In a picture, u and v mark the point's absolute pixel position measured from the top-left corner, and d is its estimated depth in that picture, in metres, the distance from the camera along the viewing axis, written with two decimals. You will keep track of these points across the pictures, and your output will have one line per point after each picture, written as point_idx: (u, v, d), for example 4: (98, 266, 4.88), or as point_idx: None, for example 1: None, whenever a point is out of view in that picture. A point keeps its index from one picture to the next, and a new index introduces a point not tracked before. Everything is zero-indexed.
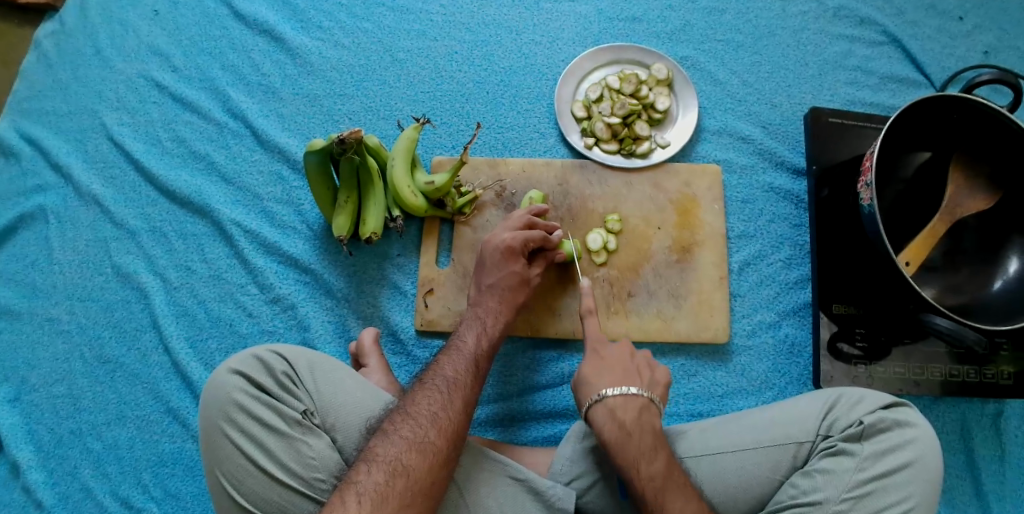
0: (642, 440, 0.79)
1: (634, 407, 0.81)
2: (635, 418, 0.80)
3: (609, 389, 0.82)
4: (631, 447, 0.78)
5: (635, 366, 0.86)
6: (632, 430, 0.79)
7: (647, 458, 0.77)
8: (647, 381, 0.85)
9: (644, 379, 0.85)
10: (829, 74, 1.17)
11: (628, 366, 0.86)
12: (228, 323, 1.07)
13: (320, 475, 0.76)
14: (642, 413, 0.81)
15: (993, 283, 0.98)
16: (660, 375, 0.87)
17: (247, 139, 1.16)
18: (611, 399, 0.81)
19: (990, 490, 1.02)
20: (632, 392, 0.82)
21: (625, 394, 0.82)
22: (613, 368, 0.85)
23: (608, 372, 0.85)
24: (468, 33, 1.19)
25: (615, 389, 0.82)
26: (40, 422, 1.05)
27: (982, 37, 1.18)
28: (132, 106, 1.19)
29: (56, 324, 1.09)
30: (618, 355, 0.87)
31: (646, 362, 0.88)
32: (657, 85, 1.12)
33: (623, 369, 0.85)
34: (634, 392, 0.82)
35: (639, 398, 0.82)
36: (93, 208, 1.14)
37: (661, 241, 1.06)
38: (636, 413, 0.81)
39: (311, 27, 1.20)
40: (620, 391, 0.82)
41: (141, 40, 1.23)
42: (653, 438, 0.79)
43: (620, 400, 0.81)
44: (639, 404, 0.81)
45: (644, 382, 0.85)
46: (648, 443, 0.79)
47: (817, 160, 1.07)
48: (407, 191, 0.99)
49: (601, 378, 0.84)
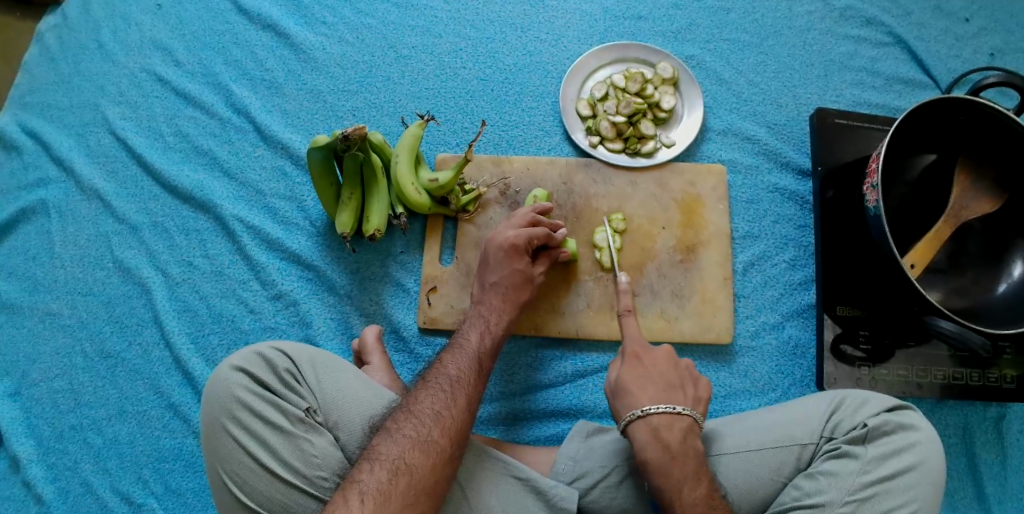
0: (686, 464, 0.78)
1: (679, 427, 0.81)
2: (680, 441, 0.80)
3: (654, 406, 0.81)
4: (674, 471, 0.78)
5: (679, 382, 0.86)
6: (676, 452, 0.79)
7: (689, 484, 0.77)
8: (691, 398, 0.85)
9: (687, 396, 0.85)
10: (834, 75, 1.16)
11: (672, 381, 0.85)
12: (229, 320, 1.06)
13: (322, 474, 0.76)
14: (687, 435, 0.81)
15: (997, 286, 0.98)
16: (702, 391, 0.87)
17: (250, 134, 1.15)
18: (655, 417, 0.81)
19: (991, 493, 1.02)
20: (679, 411, 0.82)
21: (671, 414, 0.81)
22: (657, 383, 0.85)
23: (651, 386, 0.84)
24: (473, 30, 1.19)
25: (661, 406, 0.82)
26: (40, 417, 1.05)
27: (988, 39, 1.17)
28: (134, 100, 1.19)
29: (56, 318, 1.09)
30: (661, 367, 0.87)
31: (688, 375, 0.88)
32: (662, 83, 1.12)
33: (666, 384, 0.85)
34: (681, 410, 0.82)
35: (685, 418, 0.82)
36: (94, 203, 1.14)
37: (666, 241, 1.06)
38: (682, 435, 0.80)
39: (315, 22, 1.20)
40: (665, 409, 0.81)
41: (144, 34, 1.22)
42: (696, 462, 0.79)
43: (666, 419, 0.81)
44: (685, 426, 0.81)
45: (688, 400, 0.84)
46: (690, 471, 0.78)
47: (821, 161, 1.07)
48: (411, 188, 0.99)
49: (645, 393, 0.84)
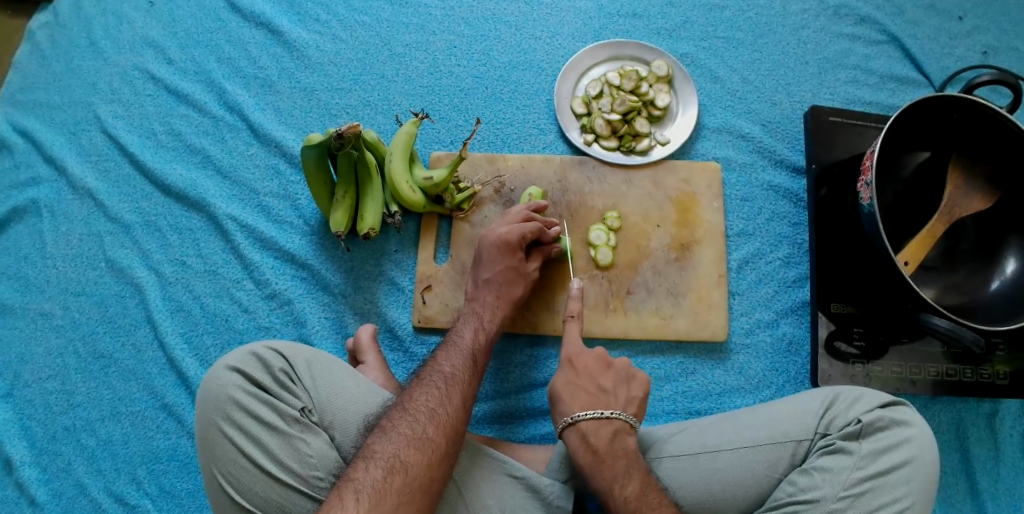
0: (617, 463, 0.79)
1: (607, 430, 0.82)
2: (607, 443, 0.81)
3: (582, 412, 0.82)
4: (606, 472, 0.79)
5: (611, 385, 0.86)
6: (604, 453, 0.80)
7: (620, 481, 0.78)
8: (622, 400, 0.85)
9: (619, 398, 0.85)
10: (829, 72, 1.17)
11: (603, 385, 0.86)
12: (223, 319, 1.06)
13: (318, 473, 0.76)
14: (616, 438, 0.81)
15: (990, 283, 0.99)
16: (636, 390, 0.87)
17: (243, 132, 1.14)
18: (584, 423, 0.82)
19: (985, 489, 1.02)
20: (608, 415, 0.82)
21: (597, 419, 0.82)
22: (587, 389, 0.85)
23: (581, 392, 0.85)
24: (467, 27, 1.18)
25: (591, 412, 0.82)
26: (33, 418, 1.04)
27: (981, 37, 1.18)
28: (126, 99, 1.18)
29: (49, 319, 1.08)
30: (594, 371, 0.87)
31: (623, 374, 0.87)
32: (657, 81, 1.11)
33: (597, 389, 0.85)
34: (608, 415, 0.82)
35: (613, 422, 0.82)
36: (87, 202, 1.13)
37: (660, 238, 1.06)
38: (610, 437, 0.81)
39: (309, 20, 1.19)
40: (593, 415, 0.82)
41: (136, 31, 1.21)
42: (627, 461, 0.80)
43: (593, 425, 0.81)
44: (613, 429, 0.82)
45: (619, 402, 0.84)
46: (623, 467, 0.79)
47: (816, 159, 1.08)
48: (405, 187, 0.98)
49: (576, 398, 0.84)
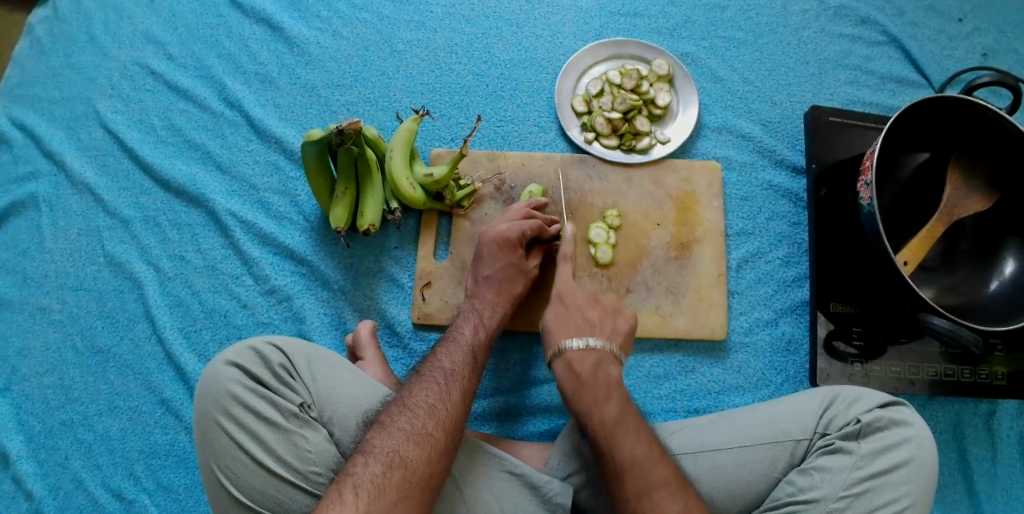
0: (598, 388, 0.80)
1: (591, 360, 0.83)
2: (591, 370, 0.82)
3: (569, 341, 0.85)
4: (586, 395, 0.80)
5: (597, 318, 0.89)
6: (586, 380, 0.81)
7: (600, 404, 0.79)
8: (607, 332, 0.87)
9: (605, 331, 0.87)
10: (829, 73, 1.17)
11: (589, 318, 0.88)
12: (222, 315, 1.06)
13: (317, 469, 0.76)
14: (599, 365, 0.83)
15: (989, 284, 0.99)
16: (622, 325, 0.90)
17: (243, 128, 1.14)
18: (571, 351, 0.84)
19: (982, 489, 1.02)
20: (593, 345, 0.84)
21: (583, 346, 0.84)
22: (574, 322, 0.88)
23: (568, 324, 0.88)
24: (468, 25, 1.18)
25: (578, 341, 0.85)
26: (31, 412, 1.04)
27: (981, 39, 1.18)
28: (126, 94, 1.18)
29: (46, 313, 1.08)
30: (582, 306, 0.90)
31: (610, 312, 0.91)
32: (658, 80, 1.11)
33: (584, 321, 0.88)
34: (593, 344, 0.84)
35: (598, 351, 0.84)
36: (86, 197, 1.13)
37: (660, 236, 1.06)
38: (593, 365, 0.83)
39: (310, 16, 1.19)
40: (579, 344, 0.84)
41: (136, 26, 1.21)
42: (607, 387, 0.81)
43: (579, 353, 0.83)
44: (597, 357, 0.84)
45: (604, 332, 0.87)
46: (603, 392, 0.80)
47: (816, 159, 1.08)
48: (405, 183, 0.98)
49: (564, 331, 0.87)
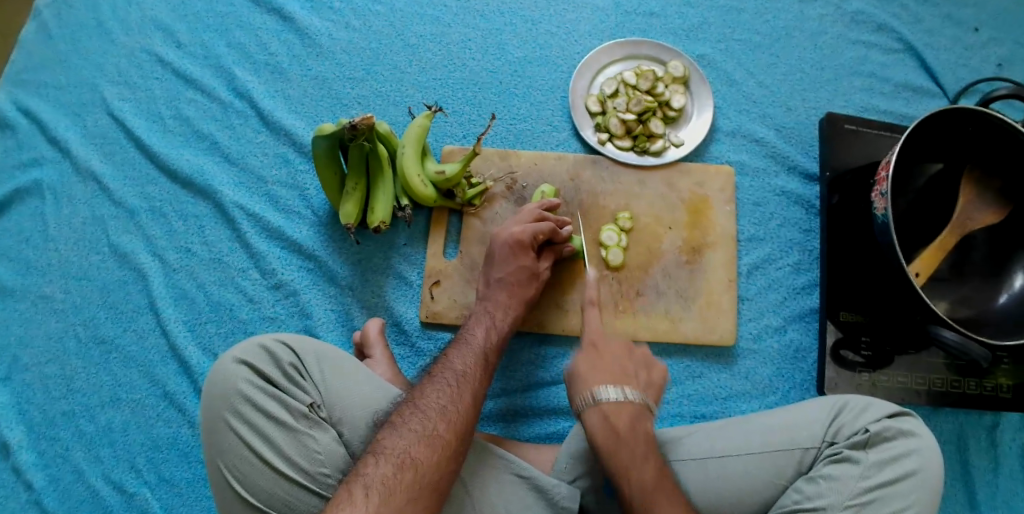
0: (635, 448, 0.77)
1: (625, 340, 0.87)
2: (628, 427, 0.78)
3: (610, 322, 0.88)
4: (623, 454, 0.77)
5: (632, 369, 0.84)
6: (623, 436, 0.78)
7: (637, 466, 0.76)
8: (642, 385, 0.83)
9: (640, 382, 0.84)
10: (845, 79, 1.16)
11: (627, 369, 0.84)
12: (227, 308, 1.05)
13: (326, 470, 0.75)
14: (638, 421, 0.80)
15: (998, 296, 0.99)
16: (656, 378, 0.85)
17: (252, 119, 1.13)
18: (606, 403, 0.79)
19: (984, 501, 1.03)
20: (630, 329, 0.88)
21: (622, 328, 0.88)
22: (609, 370, 0.83)
23: (600, 372, 0.83)
24: (483, 20, 1.17)
25: (614, 323, 0.88)
26: (32, 402, 1.03)
27: (997, 50, 1.18)
28: (133, 81, 1.16)
29: (49, 302, 1.07)
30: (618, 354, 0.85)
31: (643, 362, 0.86)
32: (673, 82, 1.11)
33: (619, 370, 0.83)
34: (633, 329, 0.88)
35: (635, 335, 0.88)
36: (91, 185, 1.11)
37: (671, 241, 1.05)
38: (626, 348, 0.86)
39: (322, 8, 1.18)
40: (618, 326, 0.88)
41: (145, 13, 1.19)
42: (646, 446, 0.78)
43: (617, 333, 0.87)
44: (633, 341, 0.88)
45: (640, 386, 0.83)
46: (641, 450, 0.77)
47: (830, 166, 1.07)
48: (416, 180, 0.98)
49: (602, 309, 0.91)
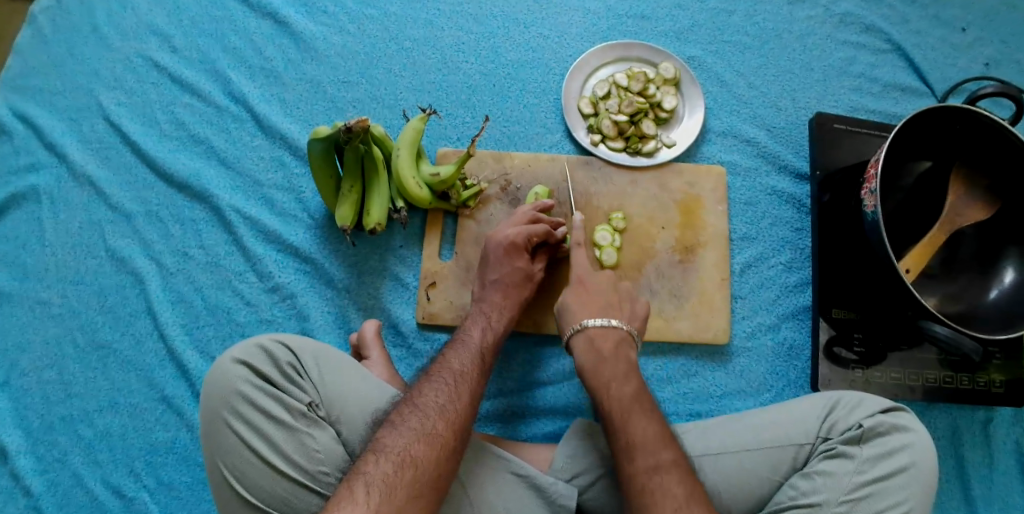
0: (617, 367, 0.86)
1: (613, 337, 0.89)
2: (612, 348, 0.88)
3: (591, 320, 0.90)
4: (605, 371, 0.85)
5: (619, 301, 0.94)
6: (607, 356, 0.87)
7: (618, 381, 0.84)
8: (628, 315, 0.92)
9: (625, 313, 0.92)
10: (834, 80, 1.18)
11: (612, 300, 0.93)
12: (225, 312, 1.05)
13: (325, 469, 0.76)
14: (620, 345, 0.88)
15: (989, 292, 1.00)
16: (640, 310, 0.94)
17: (247, 123, 1.14)
18: (592, 329, 0.89)
19: (978, 495, 1.04)
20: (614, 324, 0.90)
21: (605, 325, 0.89)
22: (596, 302, 0.93)
23: (590, 303, 0.92)
24: (476, 24, 1.18)
25: (599, 320, 0.90)
26: (30, 408, 1.03)
27: (984, 49, 1.19)
28: (129, 87, 1.17)
29: (47, 307, 1.07)
30: (603, 290, 0.94)
31: (629, 297, 0.95)
32: (664, 84, 1.12)
33: (607, 303, 0.93)
34: (614, 323, 0.90)
35: (618, 330, 0.90)
36: (87, 190, 1.12)
37: (665, 240, 1.06)
38: (615, 343, 0.88)
39: (316, 12, 1.19)
40: (600, 323, 0.89)
41: (141, 19, 1.20)
42: (626, 366, 0.86)
43: (601, 330, 0.89)
44: (618, 337, 0.89)
45: (626, 316, 0.92)
46: (621, 370, 0.85)
47: (821, 166, 1.09)
48: (411, 182, 0.98)
49: (584, 308, 0.92)
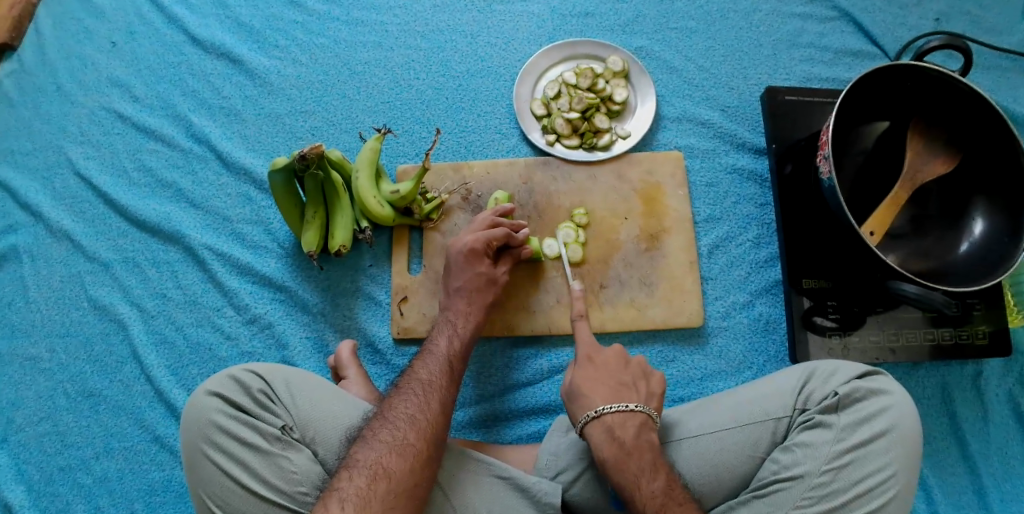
0: (643, 458, 0.80)
1: (632, 424, 0.83)
2: (634, 437, 0.81)
3: (606, 406, 0.84)
4: (631, 465, 0.79)
5: (631, 380, 0.88)
6: (631, 447, 0.80)
7: (648, 476, 0.78)
8: (643, 394, 0.87)
9: (640, 392, 0.87)
10: (783, 53, 1.18)
11: (624, 380, 0.88)
12: (206, 348, 1.07)
13: (303, 489, 0.77)
14: (641, 430, 0.82)
15: (959, 245, 1.00)
16: (654, 386, 0.89)
17: (212, 162, 1.16)
18: (608, 416, 0.83)
19: (975, 451, 1.03)
20: (632, 409, 0.84)
21: (623, 412, 0.83)
22: (607, 383, 0.88)
23: (602, 385, 0.87)
24: (424, 40, 1.20)
25: (614, 405, 0.84)
26: (29, 461, 1.05)
27: (932, 5, 1.20)
28: (96, 139, 1.20)
29: (36, 363, 1.10)
30: (612, 367, 0.90)
31: (641, 372, 0.90)
32: (613, 77, 1.13)
33: (618, 383, 0.88)
34: (633, 408, 0.84)
35: (638, 414, 0.84)
36: (64, 244, 1.15)
37: (629, 230, 1.07)
38: (635, 432, 0.82)
39: (268, 46, 1.21)
40: (618, 408, 0.83)
41: (101, 72, 1.23)
42: (653, 454, 0.80)
43: (618, 418, 0.83)
44: (638, 422, 0.83)
45: (640, 397, 0.86)
46: (649, 461, 0.80)
47: (776, 139, 1.09)
48: (373, 201, 1.00)
49: (598, 394, 0.86)
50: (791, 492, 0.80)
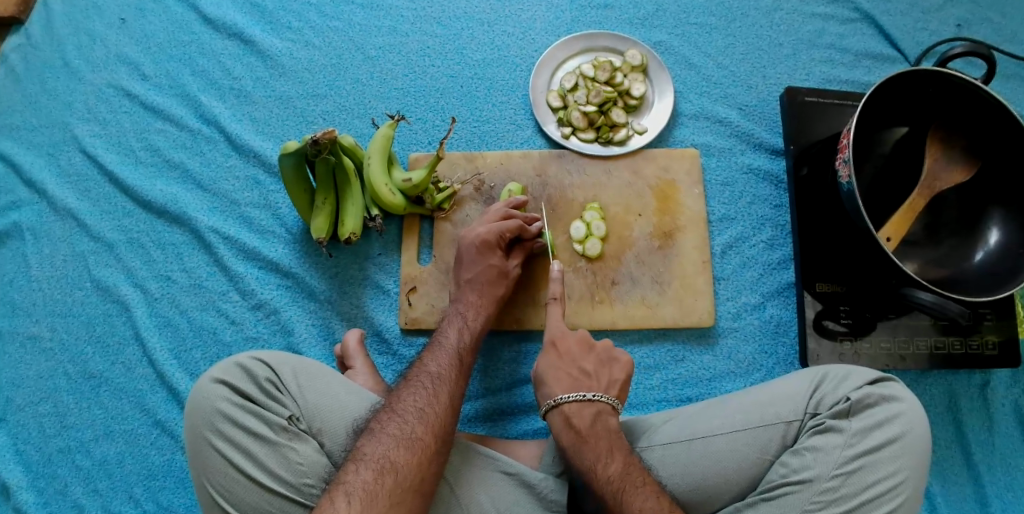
0: (599, 442, 0.80)
1: (589, 411, 0.82)
2: (590, 424, 0.81)
3: (566, 395, 0.84)
4: (588, 450, 0.79)
5: (593, 368, 0.88)
6: (587, 434, 0.80)
7: (603, 461, 0.78)
8: (604, 383, 0.87)
9: (601, 381, 0.87)
10: (804, 53, 1.17)
11: (585, 368, 0.88)
12: (210, 332, 1.06)
13: (310, 481, 0.76)
14: (598, 418, 0.82)
15: (974, 254, 0.99)
16: (618, 373, 0.88)
17: (220, 144, 1.14)
18: (567, 404, 0.83)
19: (980, 460, 1.03)
20: (590, 397, 0.84)
21: (581, 401, 0.83)
22: (569, 372, 0.87)
23: (564, 376, 0.87)
24: (439, 27, 1.18)
25: (573, 394, 0.84)
26: (28, 442, 1.04)
27: (954, 10, 1.18)
28: (103, 117, 1.18)
29: (37, 342, 1.08)
30: (576, 355, 0.90)
31: (605, 357, 0.90)
32: (631, 71, 1.11)
33: (579, 372, 0.87)
34: (591, 397, 0.84)
35: (595, 404, 0.83)
36: (69, 222, 1.13)
37: (642, 227, 1.06)
38: (592, 417, 0.82)
39: (280, 28, 1.19)
40: (575, 397, 0.83)
41: (110, 48, 1.21)
42: (609, 440, 0.80)
43: (575, 406, 0.83)
44: (595, 410, 0.83)
45: (602, 385, 0.86)
46: (605, 446, 0.79)
47: (795, 140, 1.08)
48: (384, 189, 0.98)
49: (559, 382, 0.86)
50: (801, 496, 0.79)
